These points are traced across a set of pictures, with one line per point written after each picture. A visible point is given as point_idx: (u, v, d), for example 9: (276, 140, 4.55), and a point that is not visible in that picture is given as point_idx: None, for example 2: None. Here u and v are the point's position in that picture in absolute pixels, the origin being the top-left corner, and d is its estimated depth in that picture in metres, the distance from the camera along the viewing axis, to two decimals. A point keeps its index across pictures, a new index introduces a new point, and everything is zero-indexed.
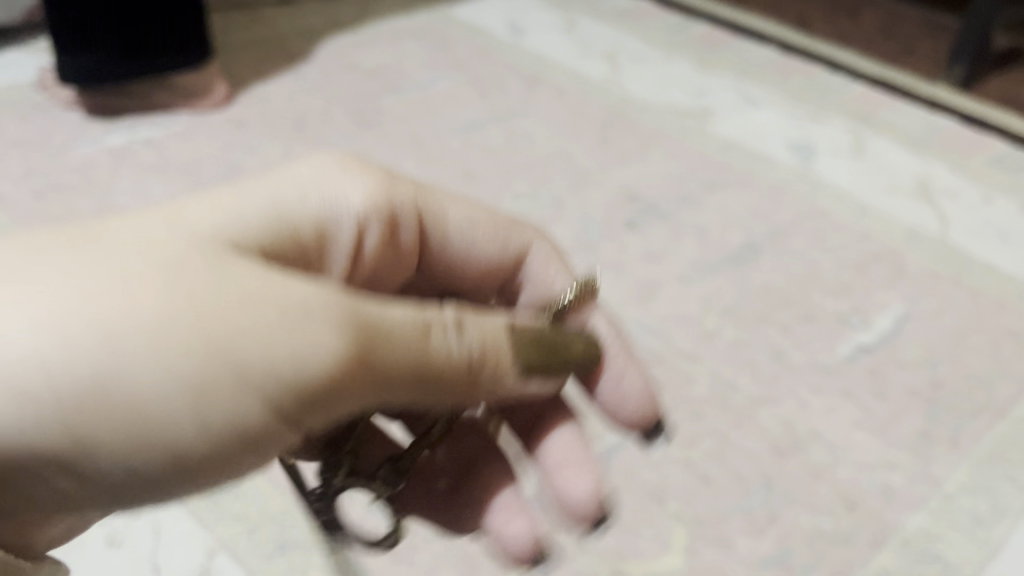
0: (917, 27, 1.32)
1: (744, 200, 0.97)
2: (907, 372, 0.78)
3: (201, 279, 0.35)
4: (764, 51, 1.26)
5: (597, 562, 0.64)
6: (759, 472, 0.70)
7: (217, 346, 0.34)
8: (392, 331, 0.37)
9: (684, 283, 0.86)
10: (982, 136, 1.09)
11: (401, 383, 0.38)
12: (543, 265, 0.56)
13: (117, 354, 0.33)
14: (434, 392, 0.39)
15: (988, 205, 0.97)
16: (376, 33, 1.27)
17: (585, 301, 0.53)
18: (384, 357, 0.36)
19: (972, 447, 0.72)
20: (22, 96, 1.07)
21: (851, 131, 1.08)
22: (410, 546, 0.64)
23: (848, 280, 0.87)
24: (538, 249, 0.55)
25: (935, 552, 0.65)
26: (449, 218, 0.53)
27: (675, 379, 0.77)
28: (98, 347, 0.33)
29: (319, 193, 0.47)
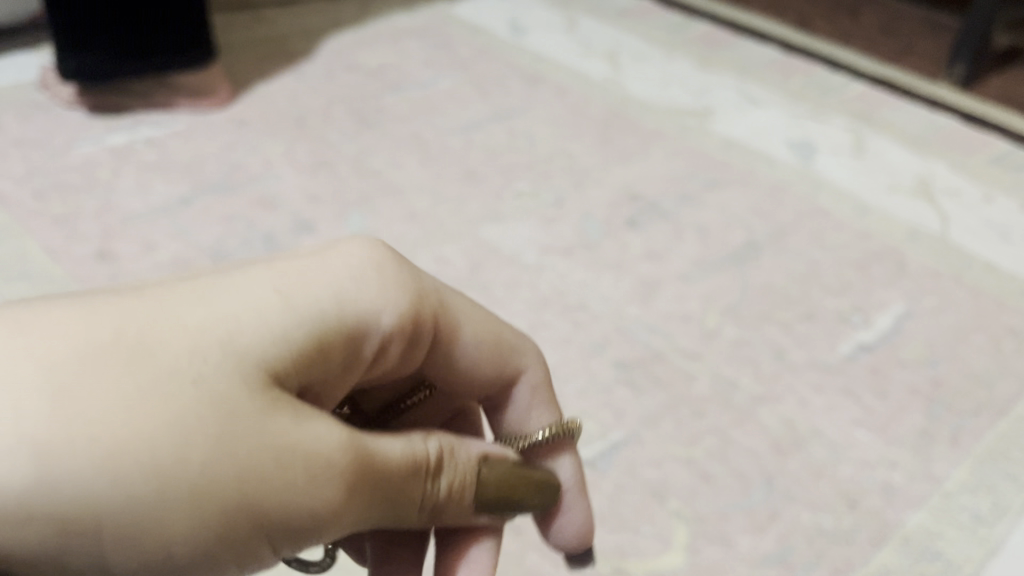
0: (917, 25, 1.32)
1: (744, 199, 0.97)
2: (908, 370, 0.78)
3: (237, 426, 0.35)
4: (765, 50, 1.26)
5: (598, 560, 0.64)
6: (760, 471, 0.70)
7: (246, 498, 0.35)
8: (387, 469, 0.39)
9: (685, 282, 0.87)
10: (983, 135, 1.09)
11: (389, 515, 0.40)
12: (534, 394, 0.52)
13: (155, 503, 0.33)
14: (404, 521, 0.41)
15: (988, 204, 0.97)
16: (378, 32, 1.27)
17: (558, 446, 0.52)
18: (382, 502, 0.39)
19: (972, 445, 0.72)
20: (24, 96, 1.08)
21: (852, 130, 1.08)
22: None
23: (849, 279, 0.87)
24: (536, 377, 0.51)
25: (935, 549, 0.65)
26: (460, 332, 0.48)
27: (677, 377, 0.77)
28: (141, 492, 0.33)
29: (355, 304, 0.41)
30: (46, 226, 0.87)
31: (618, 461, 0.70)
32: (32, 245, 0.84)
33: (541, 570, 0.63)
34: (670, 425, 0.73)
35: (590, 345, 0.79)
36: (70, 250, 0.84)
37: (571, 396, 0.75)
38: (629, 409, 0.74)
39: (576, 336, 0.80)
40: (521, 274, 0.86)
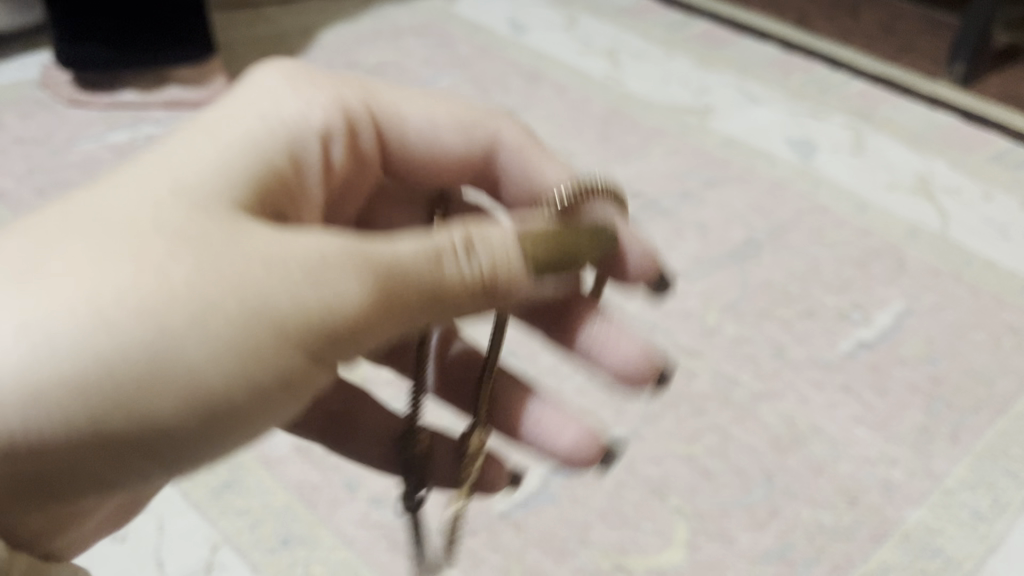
0: (917, 24, 1.32)
1: (744, 196, 0.97)
2: (907, 368, 0.78)
3: (219, 248, 0.33)
4: (765, 48, 1.26)
5: (599, 556, 0.64)
6: (760, 467, 0.70)
7: (256, 306, 0.33)
8: (404, 264, 0.35)
9: (685, 279, 0.87)
10: (983, 134, 1.09)
11: (429, 310, 0.37)
12: (519, 152, 0.53)
13: (158, 330, 0.31)
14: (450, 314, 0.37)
15: (988, 201, 0.97)
16: (378, 30, 1.27)
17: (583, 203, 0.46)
18: (409, 292, 0.35)
19: (972, 442, 0.72)
20: (23, 93, 1.08)
21: (852, 128, 1.08)
22: (412, 540, 0.65)
23: (849, 276, 0.87)
24: (509, 135, 0.53)
25: (935, 546, 0.66)
26: (404, 115, 0.51)
27: (677, 375, 0.77)
28: (129, 326, 0.31)
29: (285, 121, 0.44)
30: None
31: (619, 458, 0.70)
32: None
33: (541, 567, 0.64)
34: (670, 422, 0.73)
35: None
36: None
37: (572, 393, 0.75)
38: (629, 406, 0.74)
39: None
40: None
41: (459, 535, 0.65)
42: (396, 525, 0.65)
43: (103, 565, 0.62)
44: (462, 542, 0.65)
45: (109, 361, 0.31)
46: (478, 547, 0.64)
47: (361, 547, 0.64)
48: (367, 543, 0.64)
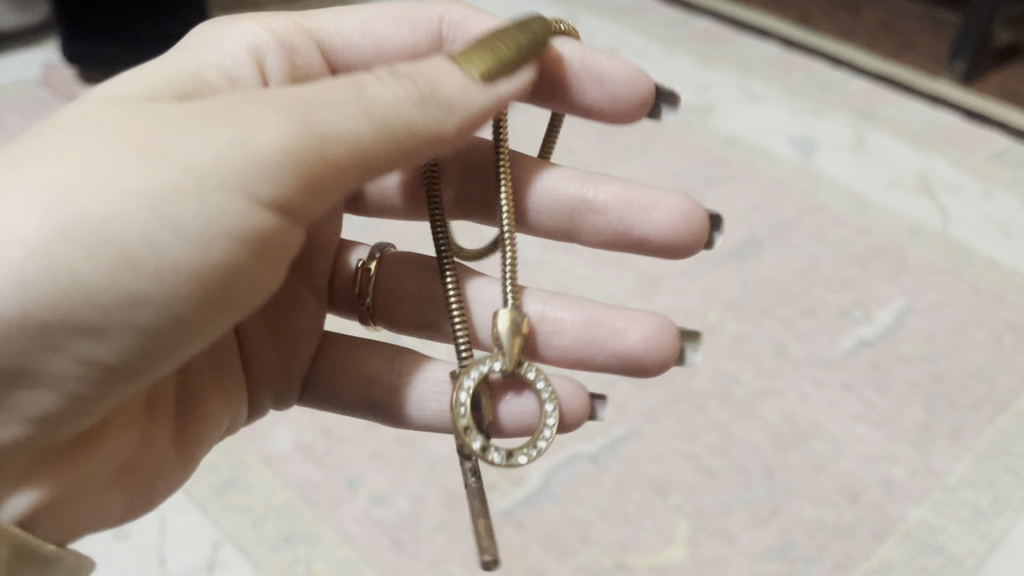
0: (917, 22, 1.32)
1: (745, 194, 0.97)
2: (908, 365, 0.78)
3: (149, 124, 0.38)
4: (766, 46, 1.26)
5: (600, 554, 0.64)
6: (761, 465, 0.70)
7: (169, 155, 0.36)
8: (322, 98, 0.38)
9: (686, 277, 0.87)
10: (983, 132, 1.09)
11: (362, 140, 0.38)
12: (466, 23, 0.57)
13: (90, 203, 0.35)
14: (389, 145, 0.39)
15: (989, 200, 0.97)
16: None
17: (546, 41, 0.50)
18: (326, 132, 0.37)
19: (973, 440, 0.72)
20: (24, 92, 1.07)
21: (852, 126, 1.08)
22: (414, 538, 0.65)
23: (849, 274, 0.87)
24: (455, 11, 0.57)
25: (936, 543, 0.66)
26: (344, 30, 0.56)
27: (678, 373, 0.77)
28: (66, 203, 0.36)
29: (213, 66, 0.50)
30: None
31: (621, 457, 0.70)
32: None
33: (543, 565, 0.64)
34: (671, 420, 0.73)
35: None
36: None
37: None
38: (630, 404, 0.74)
39: None
40: (522, 271, 0.86)
41: (461, 533, 0.65)
42: (397, 522, 0.66)
43: (106, 564, 0.62)
44: (463, 540, 0.65)
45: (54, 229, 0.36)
46: None
47: (363, 544, 0.64)
48: (368, 540, 0.64)
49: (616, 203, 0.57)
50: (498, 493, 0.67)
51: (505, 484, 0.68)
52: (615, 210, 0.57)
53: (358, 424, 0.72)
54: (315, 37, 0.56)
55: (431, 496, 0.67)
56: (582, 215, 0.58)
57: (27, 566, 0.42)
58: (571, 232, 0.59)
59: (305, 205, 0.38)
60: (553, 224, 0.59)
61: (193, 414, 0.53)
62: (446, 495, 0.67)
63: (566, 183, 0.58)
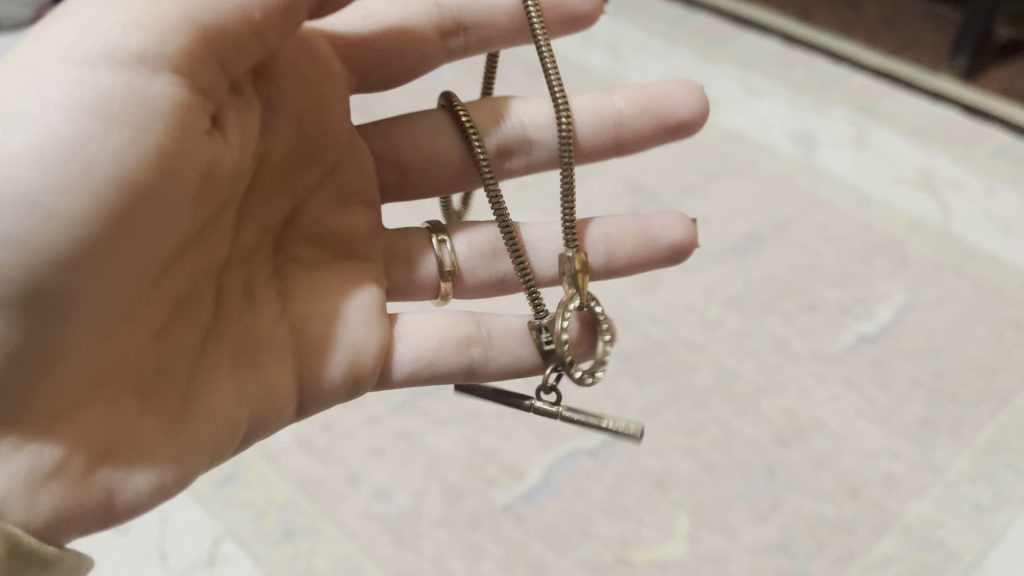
0: (919, 17, 1.32)
1: (746, 190, 0.97)
2: (909, 361, 0.78)
3: None
4: (766, 42, 1.26)
5: (601, 549, 0.64)
6: (762, 460, 0.70)
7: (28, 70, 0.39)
8: None
9: (687, 272, 0.87)
10: (984, 128, 1.09)
11: None
12: None
13: None
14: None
15: (990, 196, 0.97)
16: None
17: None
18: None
19: (973, 436, 0.72)
20: None
21: (853, 122, 1.08)
22: (414, 533, 0.65)
23: (850, 270, 0.87)
24: None
25: (936, 538, 0.66)
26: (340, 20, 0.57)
27: (679, 368, 0.77)
28: None
29: None
30: None
31: (621, 452, 0.70)
32: None
33: (545, 559, 0.64)
34: (672, 415, 0.73)
35: None
36: None
37: (573, 387, 0.75)
38: (630, 399, 0.75)
39: None
40: None
41: (462, 527, 0.65)
42: (397, 516, 0.66)
43: (107, 559, 0.62)
44: (464, 536, 0.65)
45: None
46: (480, 540, 0.64)
47: (363, 538, 0.64)
48: (369, 535, 0.64)
49: (639, 104, 0.62)
50: (498, 488, 0.67)
51: (505, 479, 0.68)
52: (645, 112, 0.62)
53: (358, 419, 0.72)
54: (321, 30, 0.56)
55: (432, 491, 0.67)
56: (624, 124, 0.62)
57: (29, 568, 0.41)
58: (618, 149, 0.64)
59: (145, 63, 0.40)
60: (601, 145, 0.63)
61: (201, 395, 0.49)
62: (447, 490, 0.67)
63: (597, 105, 0.62)
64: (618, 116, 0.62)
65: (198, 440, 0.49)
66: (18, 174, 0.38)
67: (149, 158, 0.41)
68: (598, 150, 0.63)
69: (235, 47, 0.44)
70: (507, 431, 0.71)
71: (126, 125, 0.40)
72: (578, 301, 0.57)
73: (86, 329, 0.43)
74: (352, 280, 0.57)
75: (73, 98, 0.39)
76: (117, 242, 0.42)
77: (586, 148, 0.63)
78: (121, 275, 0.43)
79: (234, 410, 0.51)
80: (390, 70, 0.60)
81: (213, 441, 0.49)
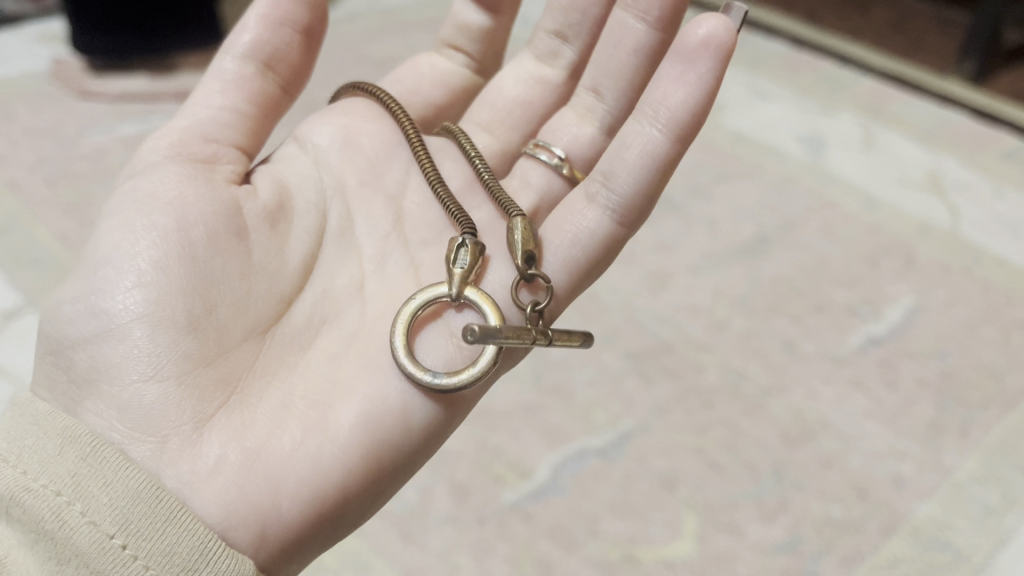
0: (927, 21, 1.32)
1: (753, 190, 0.97)
2: (917, 362, 0.78)
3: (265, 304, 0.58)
4: (774, 45, 1.26)
5: (609, 547, 0.64)
6: (770, 460, 0.70)
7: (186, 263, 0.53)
8: (257, 134, 0.60)
9: (693, 273, 0.87)
10: (993, 130, 1.09)
11: (256, 112, 0.59)
12: (658, 89, 0.56)
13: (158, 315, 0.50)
14: (266, 96, 0.60)
15: (999, 198, 0.97)
16: (385, 32, 1.29)
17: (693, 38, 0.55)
18: (260, 139, 0.61)
19: (981, 438, 0.72)
20: (32, 85, 1.09)
21: (861, 125, 1.08)
22: (422, 530, 0.64)
23: (859, 272, 0.87)
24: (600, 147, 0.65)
25: (945, 539, 0.65)
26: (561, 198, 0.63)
27: (686, 368, 0.77)
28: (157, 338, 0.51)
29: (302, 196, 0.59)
30: (58, 215, 0.88)
31: (628, 451, 0.71)
32: (43, 232, 0.85)
33: (551, 557, 0.63)
34: (679, 415, 0.73)
35: (600, 335, 0.80)
36: (80, 239, 0.85)
37: (581, 385, 0.76)
38: (638, 398, 0.75)
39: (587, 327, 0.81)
40: None
41: (469, 524, 0.65)
42: (404, 514, 0.65)
43: None
44: (471, 533, 0.64)
45: (118, 334, 0.48)
46: (487, 538, 0.64)
47: (371, 536, 0.64)
48: (377, 532, 0.64)
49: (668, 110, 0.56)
50: (505, 486, 0.68)
51: (512, 477, 0.68)
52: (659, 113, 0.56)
53: None
54: (326, 160, 0.61)
55: (440, 489, 0.67)
56: (608, 181, 0.58)
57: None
58: (673, 138, 0.56)
59: (220, 181, 0.55)
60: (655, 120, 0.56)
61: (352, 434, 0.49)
62: (455, 488, 0.67)
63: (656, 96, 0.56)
64: (598, 191, 0.58)
65: (370, 478, 0.49)
66: (148, 283, 0.49)
67: (208, 234, 0.51)
68: (648, 153, 0.57)
69: (220, 126, 0.57)
70: (515, 429, 0.72)
71: (187, 208, 0.52)
72: (474, 293, 0.53)
73: (211, 374, 0.49)
74: (599, 244, 0.58)
75: (159, 215, 0.51)
76: (223, 313, 0.50)
77: (583, 223, 0.58)
78: (230, 325, 0.50)
79: (399, 432, 0.50)
80: (621, 176, 0.57)
81: (384, 482, 0.50)
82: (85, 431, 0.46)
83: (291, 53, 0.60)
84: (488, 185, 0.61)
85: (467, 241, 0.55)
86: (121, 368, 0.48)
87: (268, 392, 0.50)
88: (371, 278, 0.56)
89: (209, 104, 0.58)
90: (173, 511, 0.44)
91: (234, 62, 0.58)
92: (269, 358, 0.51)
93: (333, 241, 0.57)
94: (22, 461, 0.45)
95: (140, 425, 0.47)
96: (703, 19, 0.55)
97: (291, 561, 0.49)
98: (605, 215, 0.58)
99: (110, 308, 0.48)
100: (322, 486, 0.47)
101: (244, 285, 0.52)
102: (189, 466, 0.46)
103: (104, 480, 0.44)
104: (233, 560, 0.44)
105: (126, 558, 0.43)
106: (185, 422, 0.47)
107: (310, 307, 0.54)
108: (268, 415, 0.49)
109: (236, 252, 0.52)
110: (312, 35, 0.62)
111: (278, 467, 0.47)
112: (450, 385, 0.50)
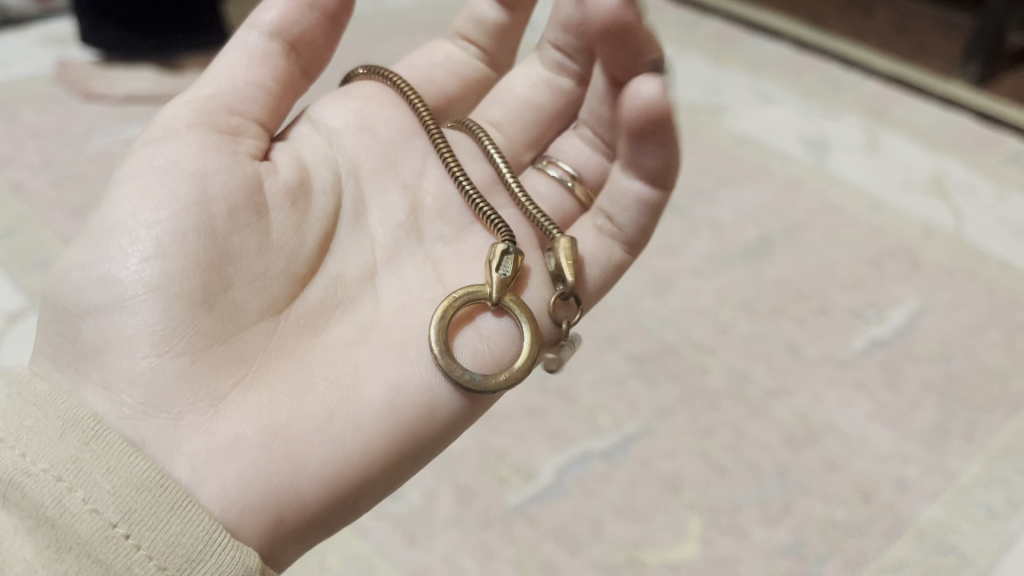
0: (931, 24, 1.32)
1: (756, 193, 0.97)
2: (921, 365, 0.78)
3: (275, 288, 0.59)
4: (779, 48, 1.26)
5: (613, 550, 0.64)
6: (774, 463, 0.70)
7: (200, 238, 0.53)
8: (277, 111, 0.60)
9: (697, 276, 0.87)
10: (996, 133, 1.09)
11: (277, 90, 0.59)
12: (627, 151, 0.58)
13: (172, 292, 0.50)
14: (287, 75, 0.60)
15: (1003, 201, 0.97)
16: (389, 34, 1.29)
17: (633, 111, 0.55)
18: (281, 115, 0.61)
19: (986, 441, 0.72)
20: (38, 86, 1.09)
21: (865, 127, 1.08)
22: (426, 533, 0.65)
23: (863, 275, 0.87)
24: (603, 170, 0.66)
25: (949, 543, 0.65)
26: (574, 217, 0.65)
27: (690, 370, 0.77)
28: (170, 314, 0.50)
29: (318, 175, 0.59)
30: (63, 217, 0.88)
31: (632, 454, 0.71)
32: (49, 233, 0.86)
33: (555, 559, 0.63)
34: (683, 419, 0.73)
35: (604, 337, 0.80)
36: None
37: (585, 388, 0.76)
38: (642, 401, 0.75)
39: (591, 329, 0.81)
40: None
41: (474, 527, 0.65)
42: (409, 515, 0.66)
43: None
44: (475, 535, 0.65)
45: (130, 305, 0.47)
46: (491, 540, 0.64)
47: (376, 537, 0.64)
48: (381, 534, 0.64)
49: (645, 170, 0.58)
50: (510, 489, 0.68)
51: (517, 480, 0.68)
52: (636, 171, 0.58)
53: None
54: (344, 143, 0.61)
55: (444, 491, 0.67)
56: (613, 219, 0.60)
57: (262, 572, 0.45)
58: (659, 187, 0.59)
59: (241, 154, 0.54)
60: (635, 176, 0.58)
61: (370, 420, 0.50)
62: (459, 491, 0.67)
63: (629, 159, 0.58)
64: (603, 224, 0.61)
65: (385, 462, 0.50)
66: (163, 255, 0.48)
67: (226, 209, 0.51)
68: (641, 199, 0.59)
69: (242, 99, 0.57)
70: (519, 432, 0.72)
71: (206, 179, 0.51)
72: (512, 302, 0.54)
73: (226, 351, 0.49)
74: (609, 269, 0.61)
75: (177, 183, 0.50)
76: (238, 292, 0.50)
77: (596, 247, 0.60)
78: (247, 305, 0.51)
79: (415, 417, 0.51)
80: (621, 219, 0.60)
81: (401, 468, 0.51)
82: (89, 414, 0.45)
83: (315, 34, 0.60)
84: (517, 192, 0.62)
85: (512, 248, 0.55)
86: (133, 339, 0.47)
87: (290, 372, 0.50)
88: (382, 266, 0.57)
89: (233, 76, 0.57)
90: (178, 501, 0.44)
91: (258, 37, 0.58)
92: (283, 337, 0.52)
93: (347, 224, 0.58)
94: (22, 443, 0.44)
95: (153, 399, 0.46)
96: (635, 92, 0.54)
97: (299, 545, 0.49)
98: (615, 244, 0.61)
99: (122, 277, 0.47)
100: (342, 471, 0.48)
101: (260, 265, 0.52)
102: (202, 445, 0.46)
103: (106, 467, 0.44)
104: (238, 550, 0.44)
105: (129, 547, 0.42)
106: (200, 400, 0.47)
107: (324, 290, 0.54)
108: (285, 395, 0.49)
109: (252, 230, 0.52)
110: (338, 18, 0.61)
111: (295, 449, 0.47)
112: (486, 386, 0.51)
